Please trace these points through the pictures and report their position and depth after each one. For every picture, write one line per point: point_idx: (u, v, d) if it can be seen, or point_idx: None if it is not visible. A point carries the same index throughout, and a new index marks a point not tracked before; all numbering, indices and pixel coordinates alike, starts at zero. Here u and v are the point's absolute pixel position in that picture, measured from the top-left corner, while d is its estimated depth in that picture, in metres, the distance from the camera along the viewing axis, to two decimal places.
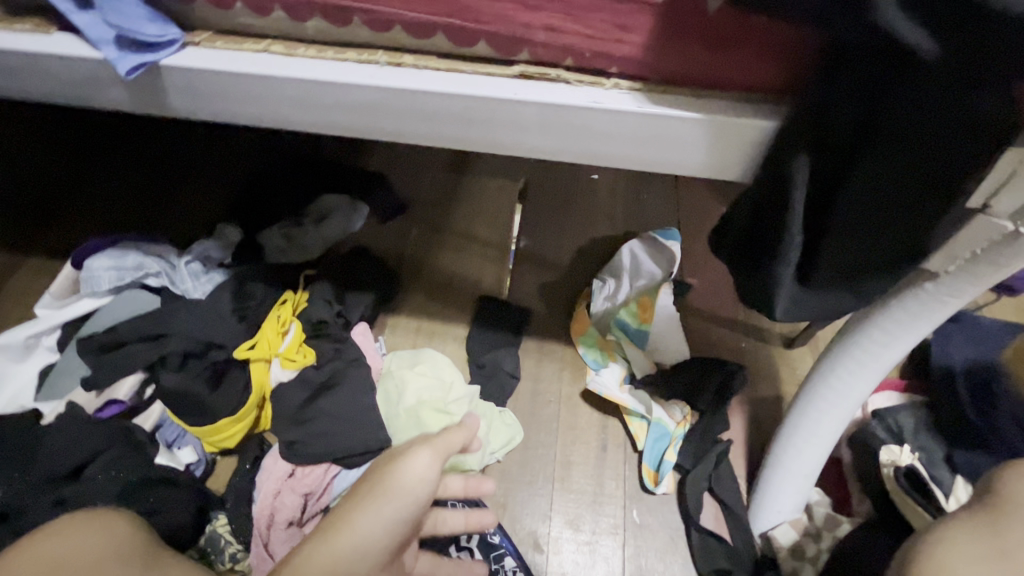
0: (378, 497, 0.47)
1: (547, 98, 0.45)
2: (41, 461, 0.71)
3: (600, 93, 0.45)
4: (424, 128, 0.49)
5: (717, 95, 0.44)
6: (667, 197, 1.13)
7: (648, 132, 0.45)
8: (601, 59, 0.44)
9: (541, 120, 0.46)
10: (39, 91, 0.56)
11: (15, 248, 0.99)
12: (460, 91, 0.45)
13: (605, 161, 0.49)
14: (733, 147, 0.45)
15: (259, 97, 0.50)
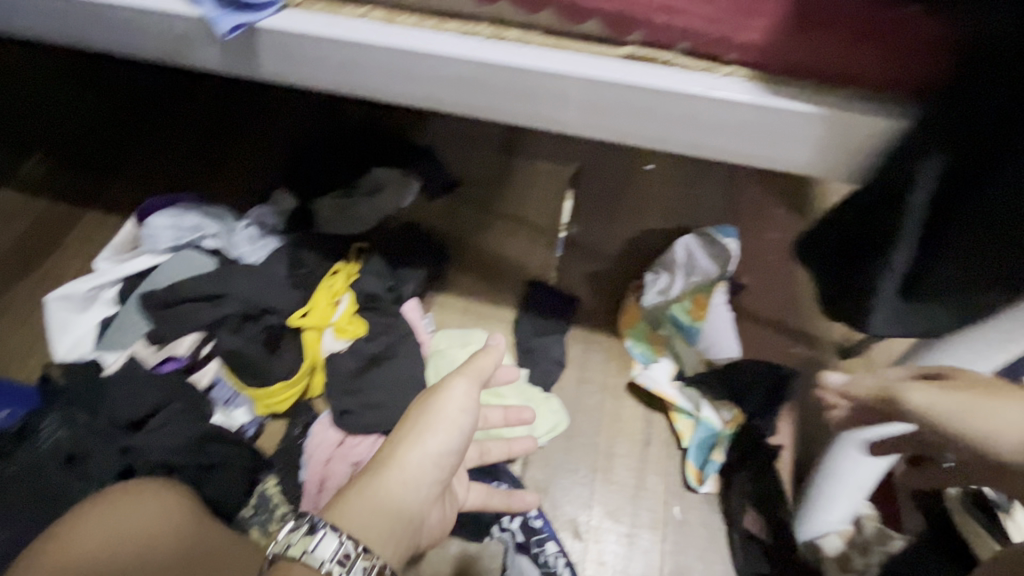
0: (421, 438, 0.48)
1: (657, 80, 0.43)
2: (108, 410, 0.73)
3: (712, 81, 0.43)
4: (518, 107, 0.48)
5: (836, 94, 0.43)
6: (723, 189, 1.09)
7: (756, 124, 0.44)
8: (718, 45, 0.42)
9: (647, 106, 0.45)
10: (131, 45, 0.56)
11: (78, 202, 1.01)
12: (566, 71, 0.44)
13: (704, 153, 0.47)
14: (847, 145, 0.43)
15: (353, 66, 0.49)
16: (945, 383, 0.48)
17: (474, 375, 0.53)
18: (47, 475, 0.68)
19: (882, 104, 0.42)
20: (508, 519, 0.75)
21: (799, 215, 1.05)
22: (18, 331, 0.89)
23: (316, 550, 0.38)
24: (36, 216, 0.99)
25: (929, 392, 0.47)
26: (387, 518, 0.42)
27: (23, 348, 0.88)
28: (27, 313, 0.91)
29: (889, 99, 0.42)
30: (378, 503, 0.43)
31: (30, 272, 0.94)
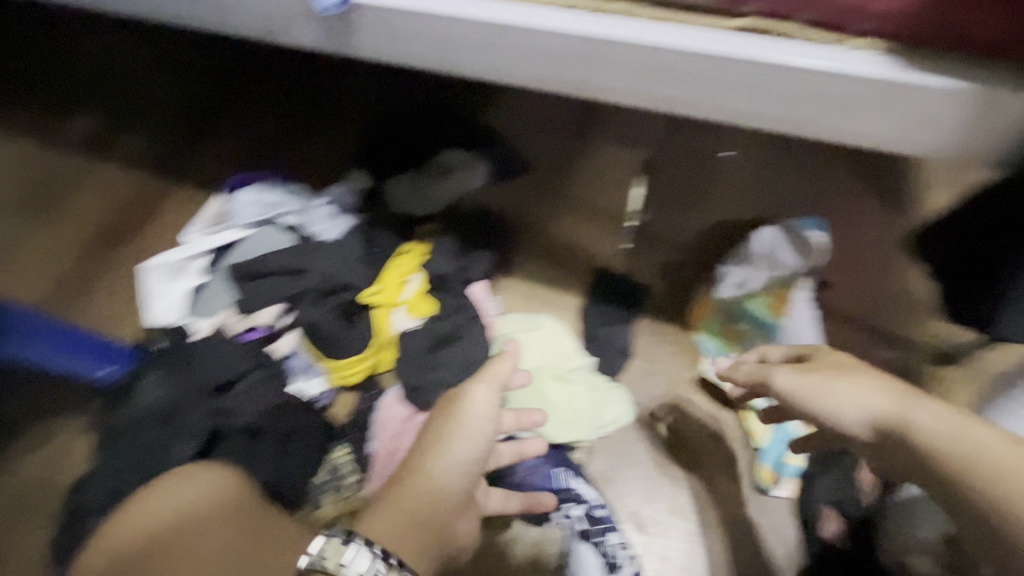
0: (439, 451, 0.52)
1: (786, 56, 0.44)
2: (196, 373, 0.77)
3: (835, 54, 0.44)
4: (627, 80, 0.50)
5: (957, 63, 0.43)
6: (807, 176, 1.02)
7: (870, 97, 0.45)
8: (843, 15, 0.42)
9: (763, 83, 0.47)
10: (236, 24, 0.58)
11: (169, 176, 1.07)
12: (682, 46, 0.46)
13: (816, 130, 0.50)
14: (970, 119, 0.44)
15: (457, 42, 0.51)
16: (802, 369, 0.57)
17: (492, 382, 0.61)
18: (148, 428, 0.74)
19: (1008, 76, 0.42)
20: (571, 505, 0.75)
21: (891, 208, 0.97)
22: (119, 295, 0.96)
23: (354, 564, 0.41)
24: (133, 188, 1.06)
25: (792, 376, 0.56)
26: (410, 525, 0.46)
27: (123, 310, 0.95)
28: (126, 279, 0.98)
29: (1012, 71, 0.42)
30: (405, 507, 0.47)
31: (129, 241, 1.01)
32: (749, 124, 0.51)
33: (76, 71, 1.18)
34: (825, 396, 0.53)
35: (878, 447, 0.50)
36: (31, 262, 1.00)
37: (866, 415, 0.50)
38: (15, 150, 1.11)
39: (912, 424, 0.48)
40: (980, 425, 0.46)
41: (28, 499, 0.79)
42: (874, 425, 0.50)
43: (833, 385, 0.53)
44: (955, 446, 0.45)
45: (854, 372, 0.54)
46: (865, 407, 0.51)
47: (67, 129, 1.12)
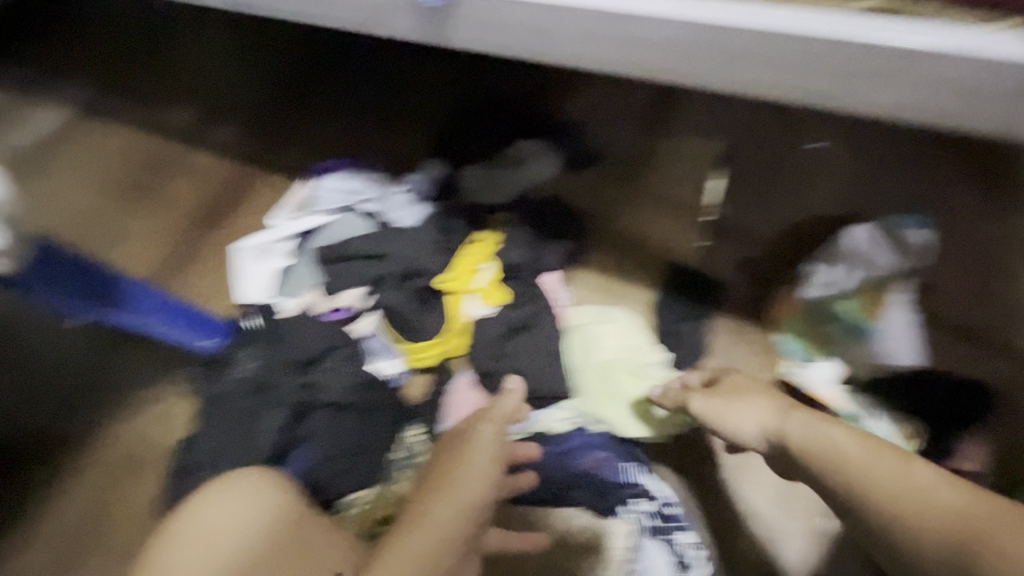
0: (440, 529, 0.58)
1: (912, 38, 0.45)
2: (288, 349, 0.83)
3: (961, 36, 0.45)
4: (728, 68, 0.50)
5: None
6: (903, 170, 0.94)
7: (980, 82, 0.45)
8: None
9: (883, 67, 0.46)
10: (338, 18, 0.61)
11: (260, 163, 1.14)
12: (799, 28, 0.46)
13: (932, 121, 0.49)
14: None
15: (556, 31, 0.51)
16: (712, 391, 0.72)
17: (498, 419, 0.73)
18: (244, 397, 0.80)
19: None
20: (636, 499, 0.76)
21: (1001, 205, 0.89)
22: (215, 274, 1.04)
23: None
24: (228, 175, 1.14)
25: (703, 401, 0.72)
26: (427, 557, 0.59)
27: (219, 288, 1.03)
28: (222, 259, 1.06)
29: None
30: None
31: (224, 224, 1.09)
32: (858, 114, 0.50)
33: (176, 66, 1.27)
34: (727, 419, 0.69)
35: (772, 455, 0.66)
36: (137, 242, 1.09)
37: (757, 428, 0.67)
38: (124, 139, 1.21)
39: (791, 433, 0.63)
40: (845, 432, 0.61)
41: (137, 455, 0.87)
42: (766, 438, 0.66)
43: (732, 406, 0.69)
44: (821, 452, 0.60)
45: (755, 399, 0.69)
46: (760, 424, 0.66)
47: (169, 120, 1.21)
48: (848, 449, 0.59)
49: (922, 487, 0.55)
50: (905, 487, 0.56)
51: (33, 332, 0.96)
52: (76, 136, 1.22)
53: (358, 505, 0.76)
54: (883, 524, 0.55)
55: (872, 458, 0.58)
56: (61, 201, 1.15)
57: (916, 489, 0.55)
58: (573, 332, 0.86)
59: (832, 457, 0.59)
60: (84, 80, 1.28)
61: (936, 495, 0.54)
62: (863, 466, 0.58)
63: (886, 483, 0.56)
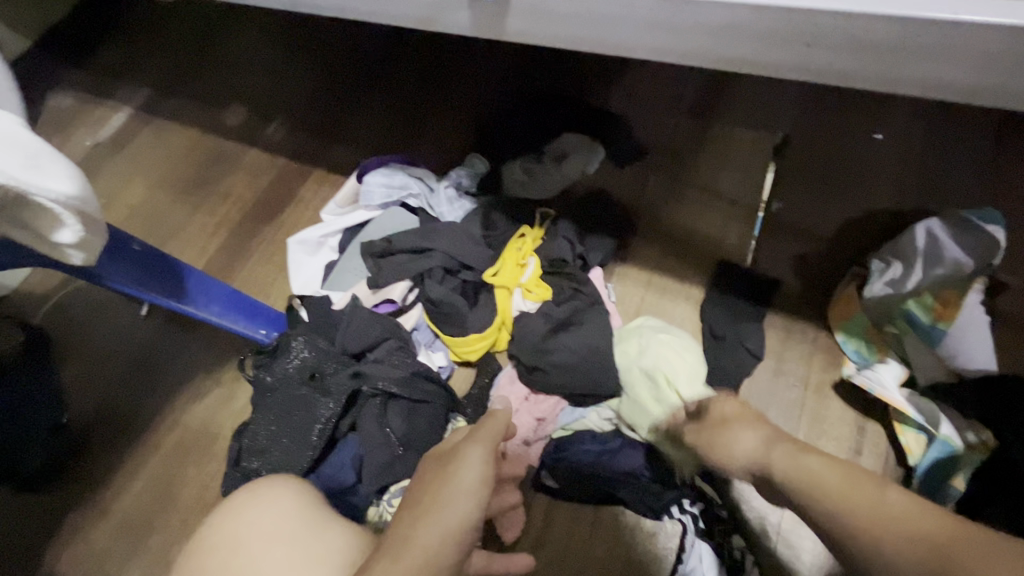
0: (426, 515, 0.51)
1: (1000, 16, 0.41)
2: (339, 340, 0.85)
3: None
4: (800, 54, 0.47)
5: None
6: (976, 163, 0.88)
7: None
8: None
9: (964, 47, 0.43)
10: (389, 13, 0.62)
11: (309, 160, 1.18)
12: (869, 10, 0.43)
13: (1022, 103, 0.45)
14: None
15: (608, 20, 0.50)
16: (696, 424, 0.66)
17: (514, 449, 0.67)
18: (296, 386, 0.82)
19: None
20: (688, 501, 0.75)
21: None
22: (268, 268, 1.08)
23: None
24: (279, 172, 1.18)
25: (694, 429, 0.65)
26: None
27: (271, 281, 1.07)
28: (274, 253, 1.09)
29: None
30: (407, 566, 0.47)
31: (276, 219, 1.13)
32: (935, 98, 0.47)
33: (231, 68, 1.33)
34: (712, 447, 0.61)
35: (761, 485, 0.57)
36: (194, 237, 1.14)
37: (745, 458, 0.58)
38: (183, 138, 1.27)
39: (775, 466, 0.54)
40: (824, 459, 0.52)
41: (197, 439, 0.91)
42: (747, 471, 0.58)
43: (721, 432, 0.61)
44: (799, 487, 0.51)
45: (736, 427, 0.61)
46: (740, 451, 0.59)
47: (225, 119, 1.27)
48: (826, 476, 0.50)
49: (896, 507, 0.46)
50: (881, 513, 0.46)
51: (104, 321, 1.02)
52: (139, 135, 1.29)
53: (406, 495, 0.77)
54: (851, 550, 0.47)
55: (843, 485, 0.49)
56: (126, 198, 1.22)
57: (871, 494, 0.48)
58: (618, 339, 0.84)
59: (811, 486, 0.50)
60: (147, 83, 1.35)
61: (913, 518, 0.45)
62: (837, 492, 0.48)
63: (863, 509, 0.47)
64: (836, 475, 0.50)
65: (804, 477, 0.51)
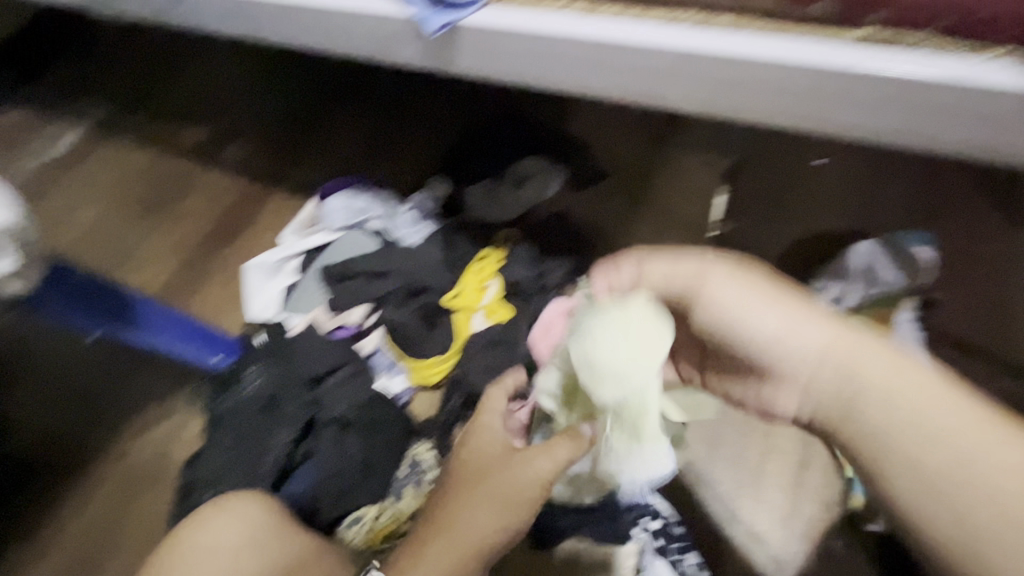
0: (494, 496, 0.54)
1: (905, 67, 0.44)
2: (295, 367, 0.84)
3: (961, 66, 0.43)
4: (734, 97, 0.50)
5: None
6: (912, 188, 0.94)
7: (1009, 112, 0.43)
8: (976, 27, 0.41)
9: (878, 93, 0.45)
10: (344, 46, 0.63)
11: (269, 182, 1.16)
12: (790, 57, 0.46)
13: (938, 145, 0.47)
14: None
15: (551, 59, 0.52)
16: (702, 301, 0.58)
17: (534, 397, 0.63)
18: (251, 413, 0.81)
19: None
20: (649, 518, 0.75)
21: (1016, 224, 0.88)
22: (225, 291, 1.06)
23: None
24: (238, 193, 1.16)
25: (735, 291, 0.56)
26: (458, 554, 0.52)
27: (228, 306, 1.04)
28: (231, 276, 1.07)
29: None
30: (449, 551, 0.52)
31: (234, 241, 1.11)
32: (857, 137, 0.49)
33: (191, 88, 1.31)
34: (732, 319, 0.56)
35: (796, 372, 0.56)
36: (149, 260, 1.11)
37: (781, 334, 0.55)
38: (139, 158, 1.24)
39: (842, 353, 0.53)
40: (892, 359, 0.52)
41: (147, 472, 0.88)
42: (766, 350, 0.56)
43: (763, 308, 0.55)
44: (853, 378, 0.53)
45: (768, 306, 0.55)
46: (770, 334, 0.55)
47: (184, 140, 1.25)
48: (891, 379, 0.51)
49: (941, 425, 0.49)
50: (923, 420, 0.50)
51: (50, 349, 0.99)
52: (93, 155, 1.26)
53: (364, 523, 0.77)
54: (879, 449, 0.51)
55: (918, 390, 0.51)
56: (78, 219, 1.18)
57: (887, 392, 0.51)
58: (581, 331, 0.54)
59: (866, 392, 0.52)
60: (102, 102, 1.32)
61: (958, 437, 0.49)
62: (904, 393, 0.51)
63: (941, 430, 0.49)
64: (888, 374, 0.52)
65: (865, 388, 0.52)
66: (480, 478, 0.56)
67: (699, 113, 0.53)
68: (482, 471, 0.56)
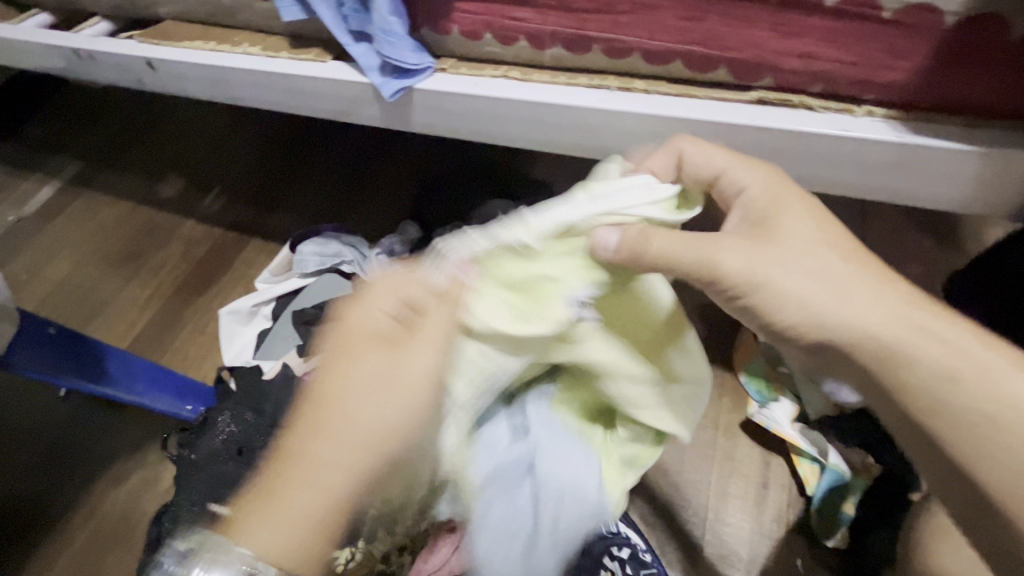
0: (341, 434, 0.41)
1: (802, 123, 0.47)
2: (270, 413, 0.85)
3: (851, 121, 0.47)
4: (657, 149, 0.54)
5: (967, 122, 0.45)
6: (851, 219, 1.01)
7: (904, 161, 0.47)
8: (856, 86, 0.46)
9: (781, 146, 0.49)
10: (309, 106, 0.68)
11: (242, 230, 1.19)
12: (697, 116, 0.49)
13: (843, 189, 0.51)
14: (981, 177, 0.46)
15: (492, 117, 0.57)
16: (751, 239, 0.44)
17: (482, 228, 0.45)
18: (220, 461, 0.81)
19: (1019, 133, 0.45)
20: (618, 547, 0.72)
21: (947, 249, 0.95)
22: (198, 340, 1.07)
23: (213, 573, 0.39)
24: (212, 243, 1.19)
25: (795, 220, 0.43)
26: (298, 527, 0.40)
27: (201, 354, 1.05)
28: (205, 325, 1.09)
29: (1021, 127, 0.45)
30: (280, 520, 0.40)
31: (207, 290, 1.13)
32: None
33: (168, 143, 1.35)
34: (777, 275, 0.42)
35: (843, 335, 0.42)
36: (121, 311, 1.12)
37: (826, 270, 0.42)
38: (115, 211, 1.26)
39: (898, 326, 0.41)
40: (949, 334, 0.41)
41: (114, 528, 0.86)
42: (809, 281, 0.42)
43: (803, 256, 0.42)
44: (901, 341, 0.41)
45: (829, 266, 0.42)
46: (812, 295, 0.42)
47: (160, 192, 1.27)
48: (931, 345, 0.41)
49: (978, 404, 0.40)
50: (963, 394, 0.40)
51: (17, 405, 0.98)
52: (68, 210, 1.28)
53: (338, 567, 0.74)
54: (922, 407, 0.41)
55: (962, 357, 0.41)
56: (51, 273, 1.19)
57: (946, 368, 0.41)
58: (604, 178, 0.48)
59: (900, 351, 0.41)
60: (79, 158, 1.35)
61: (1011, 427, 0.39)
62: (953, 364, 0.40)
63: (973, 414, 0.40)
64: (937, 339, 0.41)
65: (913, 354, 0.41)
66: (343, 404, 0.42)
67: None
68: (341, 397, 0.42)
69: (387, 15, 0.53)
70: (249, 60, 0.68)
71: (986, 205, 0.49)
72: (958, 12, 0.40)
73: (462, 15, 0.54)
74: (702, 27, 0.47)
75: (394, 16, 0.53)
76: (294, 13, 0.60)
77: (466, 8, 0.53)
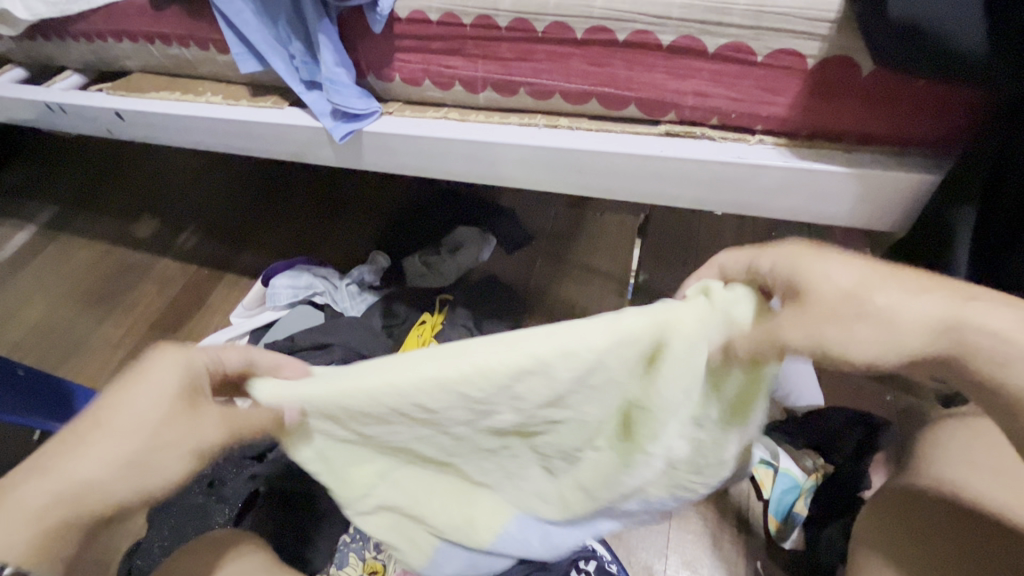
0: None
1: (702, 152, 0.52)
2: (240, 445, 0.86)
3: (745, 148, 0.52)
4: (583, 178, 0.58)
5: (842, 147, 0.51)
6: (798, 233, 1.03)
7: (793, 181, 0.52)
8: (746, 117, 0.52)
9: (691, 173, 0.54)
10: (268, 148, 0.72)
11: (214, 267, 1.21)
12: (610, 149, 0.54)
13: (756, 211, 0.56)
14: (876, 195, 0.51)
15: (435, 155, 0.62)
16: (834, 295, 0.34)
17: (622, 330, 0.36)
18: None
19: (907, 159, 0.50)
20: (585, 561, 0.74)
21: None
22: None
23: None
24: (185, 281, 1.20)
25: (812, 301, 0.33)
26: None
27: None
28: None
29: (910, 153, 0.50)
30: None
31: (181, 327, 1.13)
32: (680, 207, 0.58)
33: (143, 184, 1.38)
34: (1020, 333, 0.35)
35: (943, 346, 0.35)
36: (96, 352, 1.13)
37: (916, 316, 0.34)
38: (90, 253, 1.28)
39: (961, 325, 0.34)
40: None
41: None
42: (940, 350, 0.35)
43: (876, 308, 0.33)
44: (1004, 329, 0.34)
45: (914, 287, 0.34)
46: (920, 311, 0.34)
47: (135, 232, 1.30)
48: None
49: None
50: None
51: None
52: (41, 254, 1.30)
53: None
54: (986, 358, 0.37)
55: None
56: (24, 317, 1.20)
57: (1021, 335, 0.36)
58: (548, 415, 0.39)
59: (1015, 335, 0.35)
60: (55, 204, 1.37)
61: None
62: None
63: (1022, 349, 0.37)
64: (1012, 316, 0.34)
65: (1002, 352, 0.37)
66: None
67: (550, 190, 0.62)
68: None
69: (333, 66, 0.58)
70: (211, 108, 0.72)
71: (873, 223, 0.54)
72: (817, 56, 0.46)
73: (402, 65, 0.59)
74: (609, 71, 0.53)
75: (340, 67, 0.59)
76: (250, 66, 0.64)
77: (405, 59, 0.59)
